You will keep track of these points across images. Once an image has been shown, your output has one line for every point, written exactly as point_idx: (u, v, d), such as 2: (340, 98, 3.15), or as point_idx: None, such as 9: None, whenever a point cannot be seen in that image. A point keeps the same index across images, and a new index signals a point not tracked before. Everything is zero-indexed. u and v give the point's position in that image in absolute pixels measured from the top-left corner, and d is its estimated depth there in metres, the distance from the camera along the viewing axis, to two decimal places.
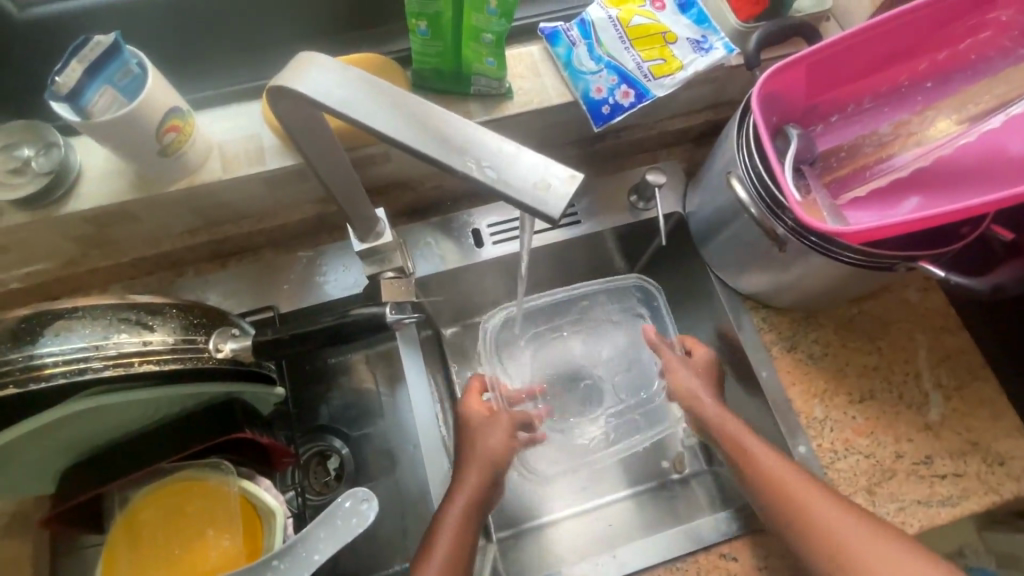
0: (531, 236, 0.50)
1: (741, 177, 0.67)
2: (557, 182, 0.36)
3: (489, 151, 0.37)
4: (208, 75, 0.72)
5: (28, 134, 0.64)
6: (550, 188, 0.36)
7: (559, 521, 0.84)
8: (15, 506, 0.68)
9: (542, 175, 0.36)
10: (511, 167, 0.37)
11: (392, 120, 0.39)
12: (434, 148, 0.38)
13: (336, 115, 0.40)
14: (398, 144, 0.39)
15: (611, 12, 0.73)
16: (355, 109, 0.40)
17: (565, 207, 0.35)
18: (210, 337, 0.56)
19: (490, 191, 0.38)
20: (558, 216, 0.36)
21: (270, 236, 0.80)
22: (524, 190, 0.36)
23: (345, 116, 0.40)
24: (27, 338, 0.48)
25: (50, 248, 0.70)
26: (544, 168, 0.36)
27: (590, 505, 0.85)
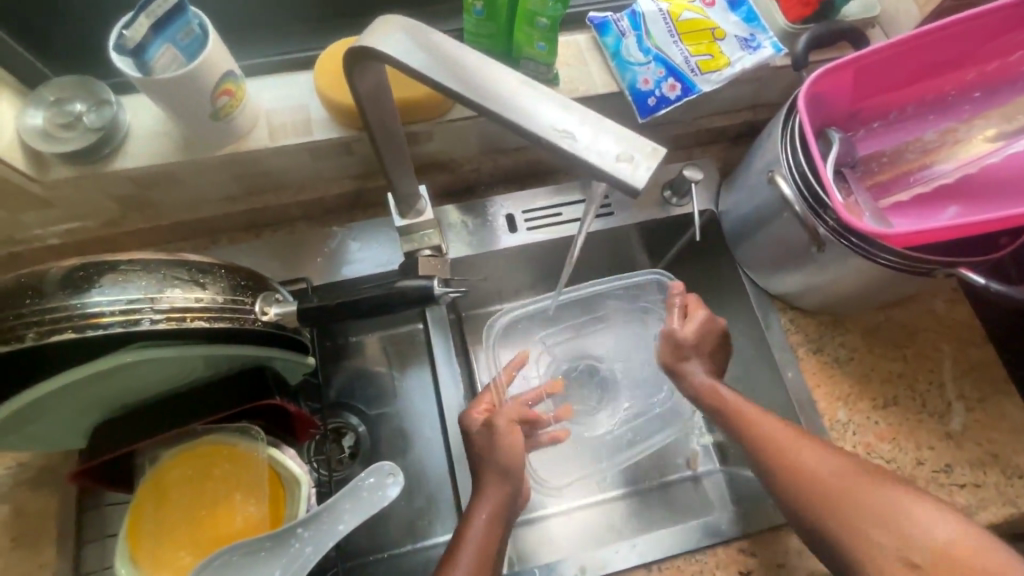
0: (592, 217, 0.51)
1: (785, 175, 0.67)
2: (639, 155, 0.37)
3: (571, 123, 0.38)
4: (261, 45, 0.72)
5: (83, 91, 0.64)
6: (633, 161, 0.37)
7: (591, 506, 0.84)
8: (44, 459, 0.68)
9: (625, 148, 0.37)
10: (594, 138, 0.37)
11: (474, 86, 0.40)
12: (514, 113, 0.38)
13: (417, 78, 0.40)
14: (478, 109, 0.39)
15: (662, 6, 0.74)
16: (436, 74, 0.40)
17: (647, 181, 0.36)
18: (256, 300, 0.57)
19: (570, 163, 0.38)
20: (638, 189, 0.36)
21: (305, 209, 0.80)
22: (606, 161, 0.37)
23: (426, 78, 0.40)
24: (83, 285, 0.48)
25: (90, 206, 0.70)
26: (628, 143, 0.37)
27: (588, 501, 0.84)
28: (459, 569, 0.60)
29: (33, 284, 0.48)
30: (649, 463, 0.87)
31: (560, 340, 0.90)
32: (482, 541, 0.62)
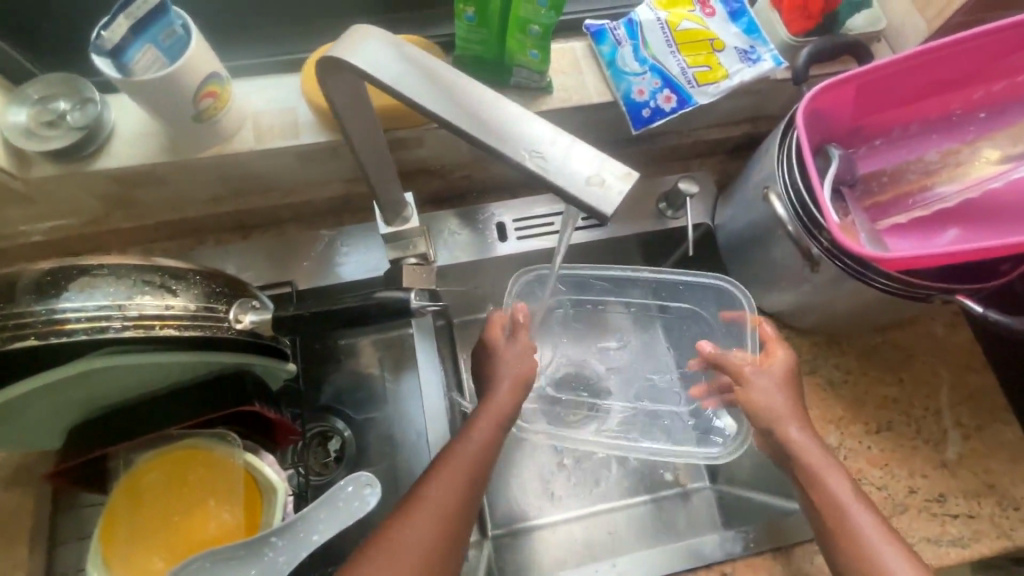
0: (572, 231, 0.51)
1: (781, 194, 0.65)
2: (612, 179, 0.35)
3: (546, 141, 0.37)
4: (253, 46, 0.72)
5: (66, 88, 0.63)
6: (605, 185, 0.35)
7: (577, 519, 0.82)
8: (21, 459, 0.67)
9: (598, 170, 0.36)
10: (566, 158, 0.36)
11: (445, 100, 0.38)
12: (485, 130, 0.37)
13: (386, 90, 0.39)
14: (449, 125, 0.38)
15: (660, 14, 0.72)
16: (407, 89, 0.39)
17: (619, 205, 0.35)
18: (231, 307, 0.55)
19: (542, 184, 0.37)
20: (610, 213, 0.35)
21: (294, 211, 0.79)
22: (578, 185, 0.35)
23: (396, 91, 0.39)
24: (51, 290, 0.47)
25: (75, 205, 0.69)
26: (600, 165, 0.36)
27: (574, 514, 0.82)
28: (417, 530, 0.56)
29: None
30: (637, 478, 0.85)
31: (565, 318, 0.88)
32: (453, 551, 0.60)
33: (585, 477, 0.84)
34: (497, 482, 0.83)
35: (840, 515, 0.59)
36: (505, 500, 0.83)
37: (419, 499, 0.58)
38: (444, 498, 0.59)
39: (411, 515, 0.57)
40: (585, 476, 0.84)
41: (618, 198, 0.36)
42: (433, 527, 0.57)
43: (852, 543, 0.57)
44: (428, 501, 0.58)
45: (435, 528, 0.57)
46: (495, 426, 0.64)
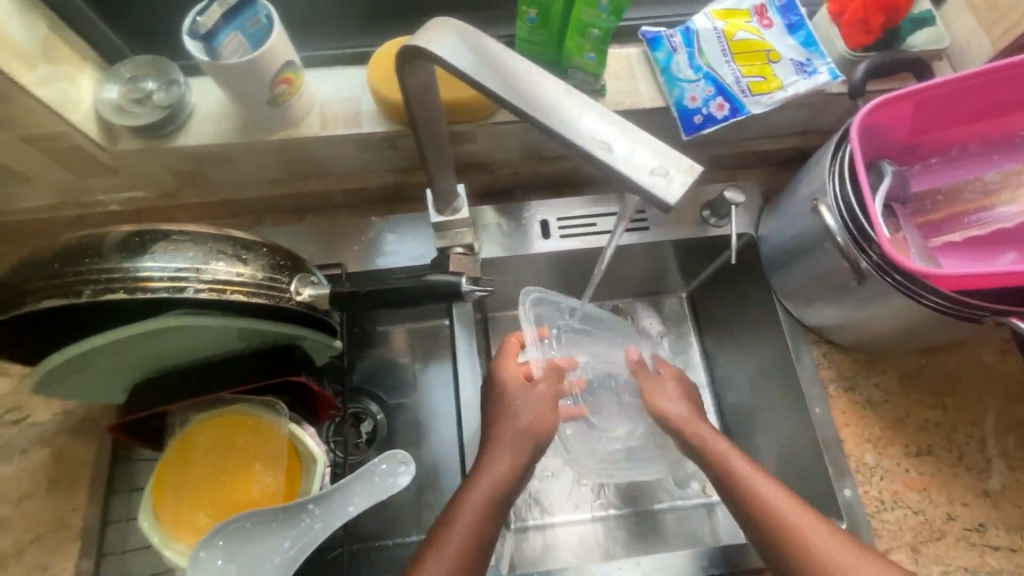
0: (627, 222, 0.52)
1: (830, 206, 0.65)
2: (676, 170, 0.37)
3: (615, 136, 0.38)
4: (323, 38, 0.76)
5: (154, 70, 0.69)
6: (669, 176, 0.37)
7: (600, 521, 0.83)
8: (85, 410, 0.72)
9: (662, 162, 0.37)
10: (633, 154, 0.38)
11: (518, 90, 0.41)
12: (555, 120, 0.39)
13: (462, 78, 0.42)
14: (521, 114, 0.40)
15: (717, 24, 0.73)
16: (482, 77, 0.41)
17: (681, 196, 0.36)
18: (292, 280, 0.58)
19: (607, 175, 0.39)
20: (673, 203, 0.37)
21: (347, 198, 0.82)
22: (642, 175, 0.37)
23: (471, 80, 0.41)
24: (139, 250, 0.51)
25: (150, 178, 0.74)
26: (666, 157, 0.37)
27: (596, 515, 0.83)
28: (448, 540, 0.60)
29: (95, 244, 0.51)
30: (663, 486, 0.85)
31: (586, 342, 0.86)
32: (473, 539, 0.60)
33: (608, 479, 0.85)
34: None
35: (739, 480, 0.63)
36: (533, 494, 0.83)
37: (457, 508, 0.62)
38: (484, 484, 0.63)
39: (463, 511, 0.61)
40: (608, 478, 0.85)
41: (681, 189, 0.37)
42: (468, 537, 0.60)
43: (747, 497, 0.61)
44: (475, 498, 0.63)
45: (481, 517, 0.61)
46: (531, 434, 0.67)
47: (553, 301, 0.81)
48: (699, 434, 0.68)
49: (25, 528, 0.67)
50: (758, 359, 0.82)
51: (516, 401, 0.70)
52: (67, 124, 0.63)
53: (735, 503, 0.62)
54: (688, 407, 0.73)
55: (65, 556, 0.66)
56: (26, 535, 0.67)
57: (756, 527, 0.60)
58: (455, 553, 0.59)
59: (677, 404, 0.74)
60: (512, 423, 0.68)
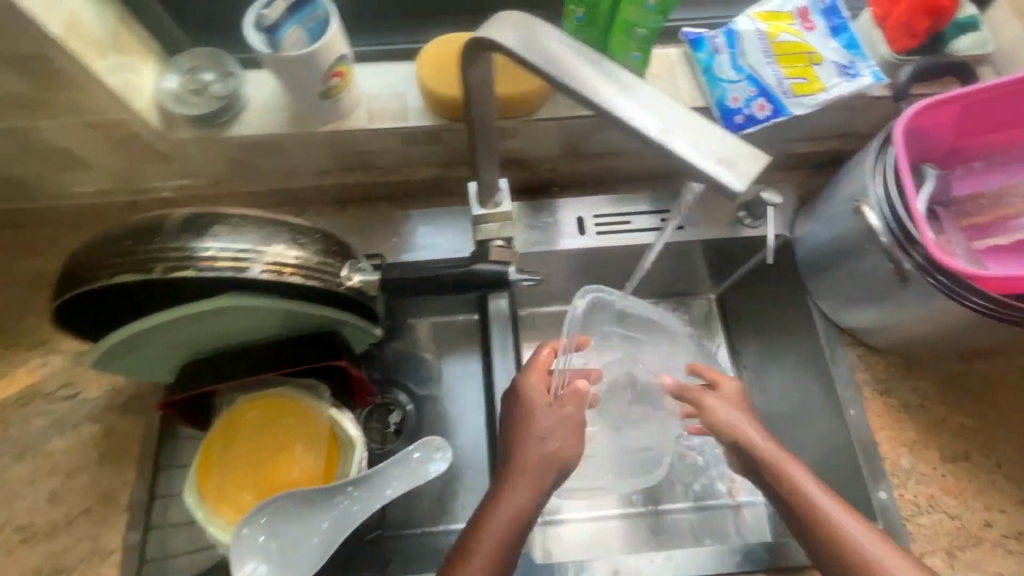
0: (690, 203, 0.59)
1: (873, 206, 0.65)
2: (744, 160, 0.38)
3: (685, 129, 0.40)
4: (372, 34, 0.78)
5: (212, 63, 0.71)
6: (737, 165, 0.38)
7: (626, 517, 0.84)
8: (134, 388, 0.75)
9: (731, 151, 0.39)
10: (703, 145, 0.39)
11: (585, 80, 0.42)
12: (622, 109, 0.40)
13: (531, 68, 0.43)
14: (589, 103, 0.41)
15: (760, 26, 0.74)
16: (553, 71, 0.42)
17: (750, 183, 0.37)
18: (343, 266, 0.60)
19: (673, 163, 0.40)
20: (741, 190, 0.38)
21: (388, 190, 0.84)
22: (710, 164, 0.38)
23: (540, 69, 0.43)
24: (206, 230, 0.53)
25: (203, 167, 0.77)
26: (734, 146, 0.39)
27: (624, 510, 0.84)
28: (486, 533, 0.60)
29: (164, 222, 0.53)
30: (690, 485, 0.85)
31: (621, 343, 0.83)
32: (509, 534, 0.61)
33: None
34: None
35: (797, 489, 0.61)
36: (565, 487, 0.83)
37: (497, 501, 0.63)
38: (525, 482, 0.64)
39: (502, 507, 0.62)
40: None
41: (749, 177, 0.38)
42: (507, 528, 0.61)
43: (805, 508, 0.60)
44: (507, 504, 0.62)
45: (521, 509, 0.62)
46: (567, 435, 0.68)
47: (603, 303, 0.77)
48: (753, 443, 0.66)
49: (76, 499, 0.70)
50: (791, 360, 0.82)
51: (540, 415, 0.68)
52: (131, 111, 0.66)
53: (791, 513, 0.61)
54: (744, 416, 0.70)
55: (113, 526, 0.69)
56: (76, 506, 0.70)
57: (811, 537, 0.60)
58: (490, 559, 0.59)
59: (731, 409, 0.70)
60: (538, 433, 0.67)
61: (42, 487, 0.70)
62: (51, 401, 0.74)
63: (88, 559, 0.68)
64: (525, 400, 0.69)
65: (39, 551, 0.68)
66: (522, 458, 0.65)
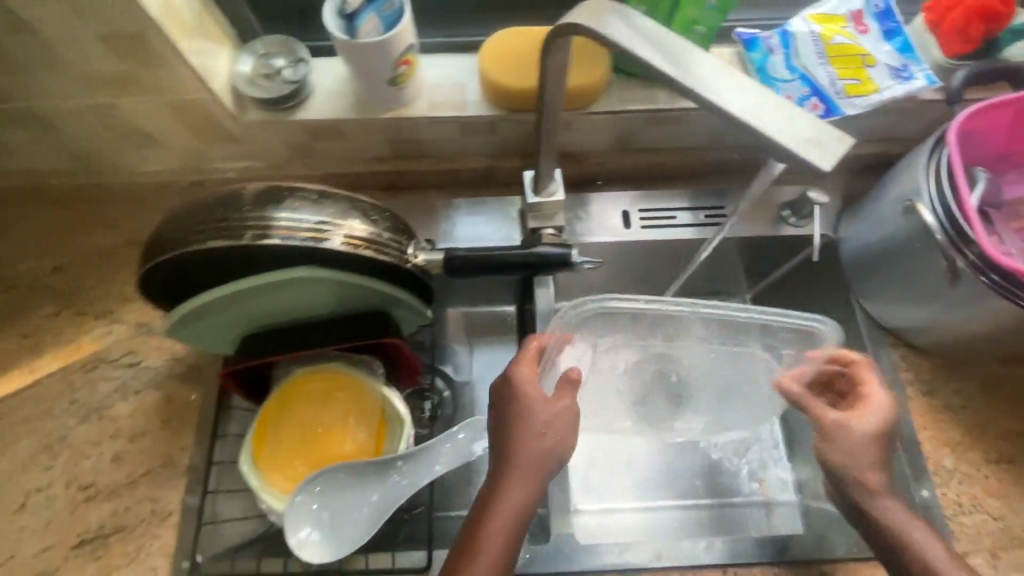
0: (766, 184, 0.59)
1: (927, 205, 0.66)
2: (829, 142, 0.42)
3: (769, 115, 0.43)
4: (434, 28, 0.81)
5: (284, 49, 0.75)
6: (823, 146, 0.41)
7: (661, 510, 0.84)
8: (194, 359, 0.78)
9: (816, 133, 0.42)
10: (790, 128, 0.42)
11: (675, 64, 0.45)
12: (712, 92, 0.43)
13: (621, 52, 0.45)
14: (678, 86, 0.44)
15: (814, 28, 0.75)
16: (644, 55, 0.45)
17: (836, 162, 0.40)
18: (410, 244, 0.63)
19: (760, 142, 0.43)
20: (828, 168, 0.41)
21: (441, 178, 0.86)
22: (799, 144, 0.42)
23: (631, 53, 0.45)
24: (293, 204, 0.58)
25: (267, 150, 0.80)
26: (819, 129, 0.42)
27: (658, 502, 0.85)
28: (490, 529, 0.59)
29: (256, 194, 0.58)
30: (726, 479, 0.86)
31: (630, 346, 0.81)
32: (511, 530, 0.59)
33: (670, 468, 0.86)
34: (578, 470, 0.86)
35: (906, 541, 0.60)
36: (601, 473, 0.86)
37: (498, 493, 0.60)
38: (523, 475, 0.60)
39: (504, 502, 0.60)
40: (668, 467, 0.87)
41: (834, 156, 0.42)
42: (511, 524, 0.59)
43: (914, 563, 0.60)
44: (509, 500, 0.60)
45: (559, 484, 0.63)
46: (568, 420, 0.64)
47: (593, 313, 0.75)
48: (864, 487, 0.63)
49: (138, 462, 0.73)
50: None
51: (537, 409, 0.63)
52: (209, 92, 0.69)
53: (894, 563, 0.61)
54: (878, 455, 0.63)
55: (173, 489, 0.72)
56: (138, 468, 0.73)
57: None
58: (495, 556, 0.57)
59: (867, 441, 0.63)
60: (535, 428, 0.62)
61: (107, 449, 0.74)
62: (115, 367, 0.78)
63: (148, 519, 0.70)
64: (521, 394, 0.63)
65: (102, 510, 0.71)
66: (523, 451, 0.61)
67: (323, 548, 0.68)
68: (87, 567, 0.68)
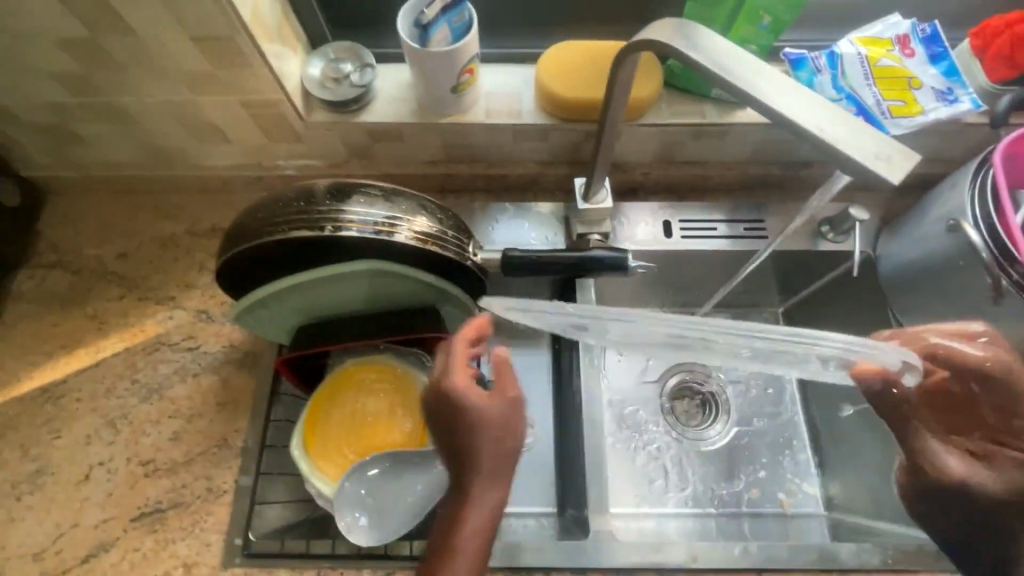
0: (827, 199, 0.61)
1: (972, 224, 0.68)
2: (896, 156, 0.44)
3: (837, 130, 0.46)
4: (492, 39, 0.85)
5: (352, 55, 0.79)
6: (891, 160, 0.44)
7: (692, 516, 0.85)
8: (250, 346, 0.82)
9: (883, 149, 0.45)
10: (858, 143, 0.45)
11: (746, 79, 0.48)
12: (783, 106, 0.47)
13: (694, 67, 0.49)
14: (749, 100, 0.47)
15: (861, 50, 0.77)
16: (716, 69, 0.48)
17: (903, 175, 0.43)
18: (470, 243, 0.67)
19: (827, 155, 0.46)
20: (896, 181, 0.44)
21: (490, 183, 0.90)
22: (867, 157, 0.44)
23: (704, 68, 0.48)
24: (368, 199, 0.62)
25: (327, 149, 0.84)
26: (885, 145, 0.45)
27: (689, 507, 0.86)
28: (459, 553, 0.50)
29: (334, 190, 0.62)
30: (756, 488, 0.87)
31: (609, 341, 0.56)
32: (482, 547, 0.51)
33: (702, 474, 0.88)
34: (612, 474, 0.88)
35: None
36: (634, 477, 0.87)
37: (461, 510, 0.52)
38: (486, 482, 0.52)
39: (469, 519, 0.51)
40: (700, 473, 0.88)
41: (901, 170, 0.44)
42: (481, 542, 0.51)
43: None
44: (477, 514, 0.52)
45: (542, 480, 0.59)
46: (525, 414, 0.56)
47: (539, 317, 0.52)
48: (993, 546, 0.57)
49: (195, 441, 0.76)
50: None
51: (477, 402, 0.53)
52: (282, 93, 0.73)
53: None
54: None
55: (227, 469, 0.75)
56: (194, 448, 0.76)
57: None
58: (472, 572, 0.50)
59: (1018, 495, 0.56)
60: (490, 432, 0.53)
61: (166, 428, 0.77)
62: (175, 350, 0.81)
63: (203, 496, 0.74)
64: (465, 398, 0.53)
65: (160, 485, 0.74)
66: (483, 458, 0.53)
67: (370, 532, 0.71)
68: (145, 539, 0.71)
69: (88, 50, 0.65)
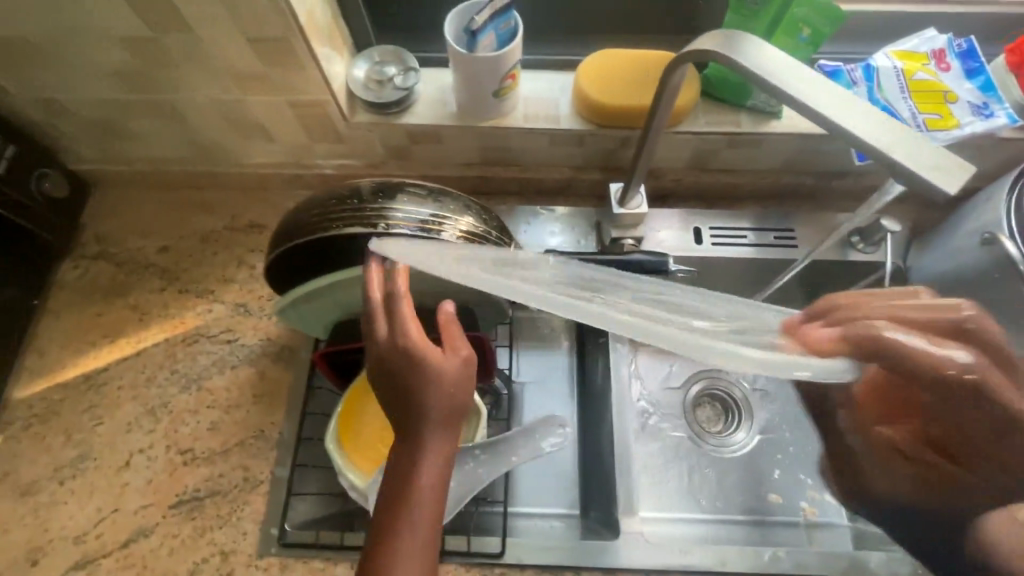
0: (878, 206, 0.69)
1: (1010, 237, 0.69)
2: (951, 169, 0.45)
3: (890, 141, 0.47)
4: (531, 46, 0.87)
5: (395, 59, 0.81)
6: (944, 172, 0.45)
7: (717, 521, 0.86)
8: (286, 340, 0.83)
9: (937, 161, 0.46)
10: (911, 154, 0.46)
11: (800, 89, 0.49)
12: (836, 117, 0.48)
13: (749, 76, 0.50)
14: (803, 110, 0.48)
15: (897, 63, 0.79)
16: (770, 79, 0.49)
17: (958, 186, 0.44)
18: (513, 244, 0.68)
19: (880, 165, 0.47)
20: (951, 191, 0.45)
21: (524, 186, 0.91)
22: (921, 168, 0.45)
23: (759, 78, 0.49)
24: (417, 198, 0.63)
25: (366, 150, 0.86)
26: (939, 157, 0.46)
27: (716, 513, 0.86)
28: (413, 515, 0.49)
29: (385, 189, 0.63)
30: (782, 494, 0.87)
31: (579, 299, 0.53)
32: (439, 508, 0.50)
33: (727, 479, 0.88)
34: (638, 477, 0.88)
35: None
36: (659, 481, 0.88)
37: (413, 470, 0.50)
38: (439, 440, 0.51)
39: (422, 481, 0.50)
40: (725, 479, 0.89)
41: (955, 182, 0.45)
42: (435, 501, 0.50)
43: None
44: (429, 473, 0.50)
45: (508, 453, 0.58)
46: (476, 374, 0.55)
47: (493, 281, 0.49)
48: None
49: (232, 432, 0.78)
50: None
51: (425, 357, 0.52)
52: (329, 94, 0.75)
53: None
54: None
55: (263, 459, 0.77)
56: (231, 438, 0.78)
57: None
58: (428, 532, 0.49)
59: None
60: (444, 390, 0.52)
61: (204, 418, 0.79)
62: (213, 342, 0.83)
63: (240, 486, 0.75)
64: (416, 354, 0.52)
65: (198, 474, 0.76)
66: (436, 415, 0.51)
67: None
68: (183, 526, 0.73)
69: (147, 48, 0.67)
